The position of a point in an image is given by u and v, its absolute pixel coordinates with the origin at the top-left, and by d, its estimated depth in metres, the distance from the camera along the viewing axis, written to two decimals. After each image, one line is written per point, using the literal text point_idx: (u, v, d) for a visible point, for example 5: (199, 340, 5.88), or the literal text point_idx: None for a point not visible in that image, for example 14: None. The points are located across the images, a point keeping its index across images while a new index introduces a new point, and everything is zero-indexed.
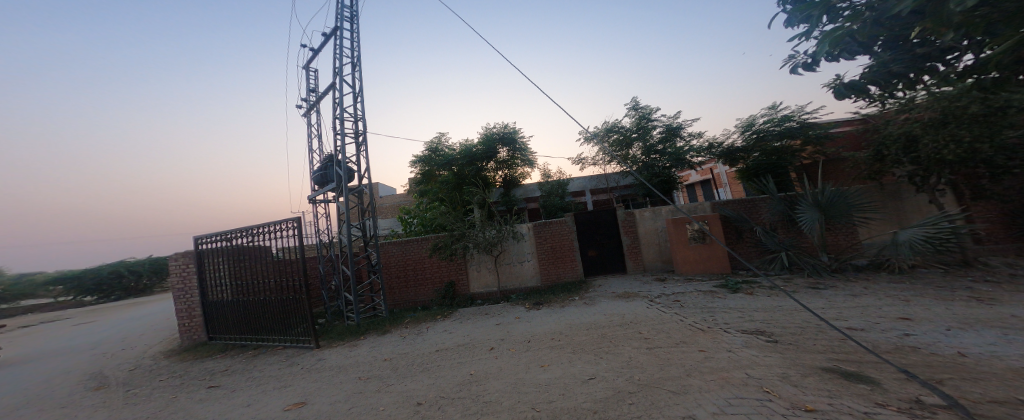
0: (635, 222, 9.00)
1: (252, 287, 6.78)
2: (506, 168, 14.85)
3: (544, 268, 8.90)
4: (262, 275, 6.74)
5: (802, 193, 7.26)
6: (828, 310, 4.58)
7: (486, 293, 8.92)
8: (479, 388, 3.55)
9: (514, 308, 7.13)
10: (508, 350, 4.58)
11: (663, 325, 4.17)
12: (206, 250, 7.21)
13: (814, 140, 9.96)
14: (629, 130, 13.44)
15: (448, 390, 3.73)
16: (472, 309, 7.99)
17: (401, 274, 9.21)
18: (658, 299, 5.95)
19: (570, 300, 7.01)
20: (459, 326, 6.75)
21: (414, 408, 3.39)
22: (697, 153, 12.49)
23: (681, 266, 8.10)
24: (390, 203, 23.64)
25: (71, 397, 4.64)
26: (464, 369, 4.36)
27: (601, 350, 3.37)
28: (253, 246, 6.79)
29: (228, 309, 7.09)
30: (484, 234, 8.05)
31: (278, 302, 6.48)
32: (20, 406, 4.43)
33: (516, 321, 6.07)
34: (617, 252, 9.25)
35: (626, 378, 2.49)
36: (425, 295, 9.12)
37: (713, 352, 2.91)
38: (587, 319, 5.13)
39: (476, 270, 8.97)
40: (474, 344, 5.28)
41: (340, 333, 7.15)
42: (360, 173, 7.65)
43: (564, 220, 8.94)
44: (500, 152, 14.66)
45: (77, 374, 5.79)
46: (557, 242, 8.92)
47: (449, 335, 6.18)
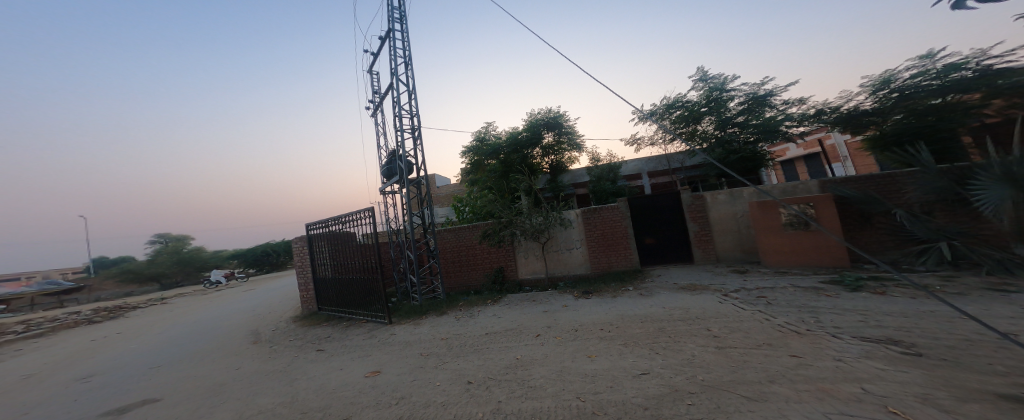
0: (703, 207, 8.24)
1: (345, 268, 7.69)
2: (553, 155, 14.56)
3: (594, 256, 8.62)
4: (349, 257, 7.60)
5: (980, 163, 5.65)
6: (1014, 320, 3.63)
7: (534, 279, 8.96)
8: (524, 373, 3.61)
9: (562, 296, 7.08)
10: (554, 338, 4.55)
11: (740, 323, 3.78)
12: (314, 235, 8.50)
13: (1008, 90, 7.08)
14: (697, 104, 12.22)
15: (495, 372, 3.87)
16: (520, 295, 8.13)
17: (456, 259, 9.76)
18: (733, 294, 5.43)
19: (626, 290, 6.75)
20: (507, 311, 6.92)
21: (464, 386, 3.58)
22: (795, 122, 10.78)
23: (769, 257, 7.21)
24: (446, 192, 25.06)
25: (237, 356, 5.84)
26: (512, 353, 4.45)
27: (663, 345, 3.16)
28: (341, 232, 7.68)
29: (327, 286, 8.25)
30: (531, 221, 7.98)
31: (363, 282, 7.29)
32: (208, 360, 5.75)
33: (564, 309, 6.01)
34: (682, 241, 8.60)
35: (691, 377, 2.31)
36: (476, 279, 9.55)
37: (811, 359, 2.55)
38: (640, 311, 4.90)
39: (523, 257, 9.05)
40: (521, 330, 5.37)
41: (406, 311, 7.82)
42: (418, 166, 8.16)
43: (615, 204, 8.51)
44: (546, 137, 14.38)
45: (241, 337, 7.32)
46: (608, 229, 8.53)
47: (502, 319, 6.37)
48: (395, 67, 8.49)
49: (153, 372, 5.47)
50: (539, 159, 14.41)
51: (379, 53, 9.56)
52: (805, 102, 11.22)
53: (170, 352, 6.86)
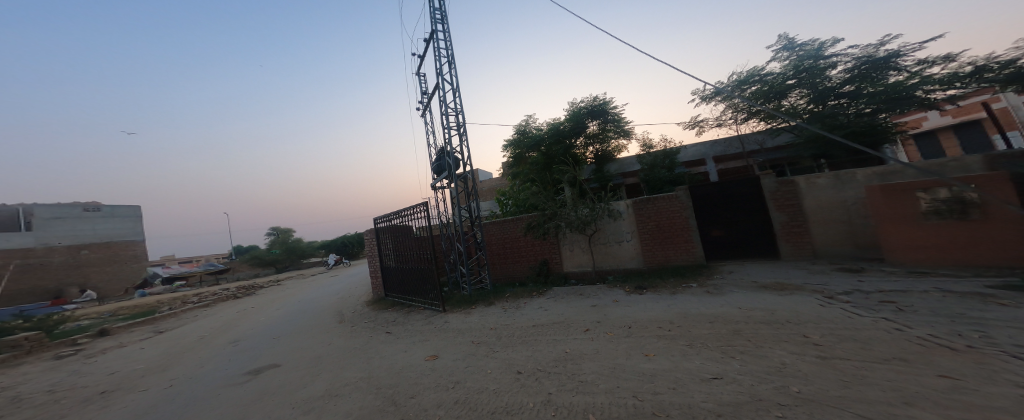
0: (796, 194, 7.20)
1: (408, 257, 9.91)
2: (598, 144, 14.03)
3: (647, 249, 8.16)
4: (410, 248, 9.79)
5: None
6: None
7: (580, 272, 8.81)
8: (575, 366, 3.57)
9: (612, 291, 6.83)
10: (605, 334, 4.41)
11: (848, 331, 3.22)
12: (386, 231, 11.05)
13: None
14: (781, 76, 10.70)
15: (545, 364, 3.86)
16: (566, 288, 8.05)
17: (501, 251, 10.05)
18: (826, 295, 4.72)
19: (688, 286, 6.32)
20: (553, 304, 6.88)
21: (514, 376, 3.66)
22: (937, 84, 8.59)
23: (900, 255, 5.68)
24: (488, 186, 25.63)
25: (326, 350, 6.75)
26: (559, 347, 4.40)
27: (745, 351, 2.84)
28: (403, 226, 9.93)
29: (399, 273, 10.61)
30: (576, 212, 7.78)
31: (423, 269, 9.24)
32: (305, 351, 6.79)
33: (614, 305, 5.79)
34: (757, 234, 7.68)
35: (778, 387, 2.06)
36: (521, 271, 9.70)
37: (974, 382, 2.01)
38: (710, 310, 4.52)
39: (569, 249, 8.92)
40: (570, 323, 5.32)
41: (458, 300, 8.61)
42: (466, 161, 8.50)
43: (674, 192, 7.93)
44: (590, 126, 13.86)
45: (331, 331, 8.51)
46: (663, 220, 8.01)
47: (553, 311, 6.33)
48: (438, 67, 8.97)
49: (269, 356, 6.69)
50: (580, 149, 13.99)
51: (425, 54, 10.17)
52: (956, 61, 8.81)
53: (278, 339, 8.26)
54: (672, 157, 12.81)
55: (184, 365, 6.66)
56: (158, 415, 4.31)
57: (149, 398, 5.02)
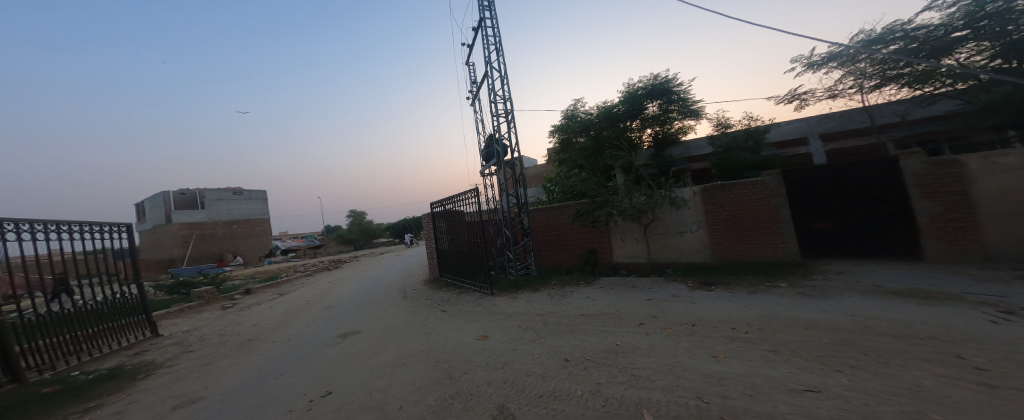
0: (962, 177, 5.46)
1: (459, 240, 10.46)
2: (659, 126, 12.96)
3: (717, 242, 7.48)
4: (461, 232, 10.32)
5: None
6: None
7: (632, 263, 8.43)
8: (627, 360, 3.43)
9: (672, 285, 6.39)
10: (662, 330, 4.18)
11: (1008, 356, 2.53)
12: (440, 214, 11.75)
13: None
14: (934, 30, 7.93)
15: (593, 354, 3.78)
16: (616, 279, 7.79)
17: (547, 238, 10.13)
18: (961, 307, 3.82)
19: (774, 286, 5.63)
20: (602, 294, 6.71)
21: (561, 363, 3.66)
22: None
23: None
24: (533, 172, 25.53)
25: (403, 320, 7.57)
26: (609, 339, 4.27)
27: (858, 366, 2.39)
28: (455, 211, 10.49)
29: (450, 254, 11.30)
30: (631, 200, 7.32)
31: (472, 252, 9.70)
32: (382, 321, 7.68)
33: (673, 300, 5.43)
34: (865, 229, 6.42)
35: (904, 412, 1.71)
36: (567, 260, 9.64)
37: None
38: (801, 315, 3.94)
39: (620, 239, 8.57)
40: (621, 316, 5.12)
41: (505, 285, 8.94)
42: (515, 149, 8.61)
43: (760, 178, 7.05)
44: (648, 108, 12.89)
45: (402, 304, 9.47)
46: (741, 209, 7.22)
47: (607, 301, 6.16)
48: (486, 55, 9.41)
49: (353, 322, 7.74)
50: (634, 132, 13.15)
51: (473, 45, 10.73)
52: None
53: (358, 309, 9.44)
54: (758, 139, 11.35)
55: (291, 324, 8.06)
56: (279, 360, 5.38)
57: (262, 350, 6.11)
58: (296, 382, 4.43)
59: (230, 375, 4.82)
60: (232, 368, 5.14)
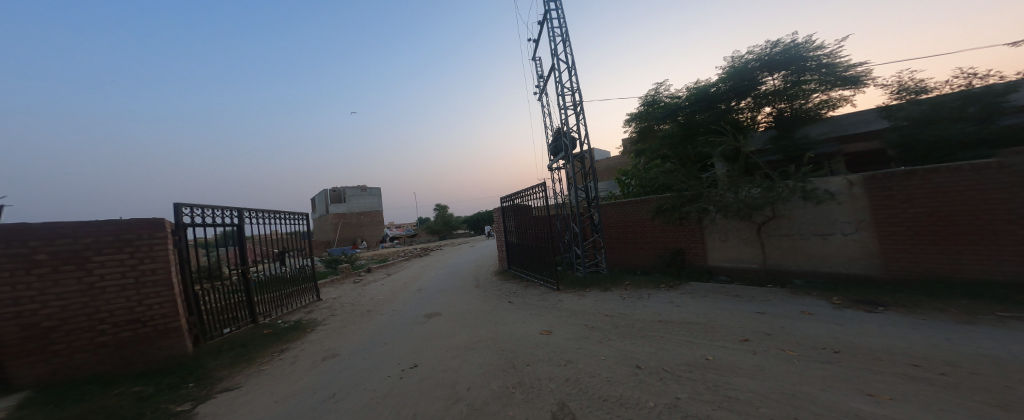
0: None
1: (527, 234, 10.55)
2: (782, 102, 10.21)
3: (889, 253, 5.32)
4: (529, 226, 10.40)
5: None
6: None
7: (733, 268, 7.27)
8: (719, 376, 2.92)
9: (793, 297, 5.22)
10: (775, 350, 3.48)
11: None
12: (508, 207, 11.98)
13: None
14: None
15: (673, 366, 3.37)
16: (708, 285, 6.87)
17: (621, 235, 9.75)
18: None
19: (994, 313, 3.79)
20: (690, 300, 6.14)
21: (632, 371, 3.43)
22: None
23: None
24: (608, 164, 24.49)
25: (482, 308, 8.10)
26: (700, 353, 3.72)
27: None
28: (523, 206, 10.64)
29: (518, 248, 11.61)
30: (740, 193, 5.92)
31: (538, 247, 9.72)
32: (462, 309, 8.28)
33: (791, 316, 4.46)
34: None
35: None
36: (645, 260, 9.03)
37: None
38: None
39: (717, 239, 7.48)
40: (715, 330, 4.52)
41: (571, 282, 8.97)
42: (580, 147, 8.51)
43: (997, 158, 4.39)
44: (765, 83, 10.30)
45: (478, 293, 10.00)
46: (946, 212, 4.76)
47: (700, 316, 5.38)
48: (552, 47, 9.72)
49: (438, 309, 8.63)
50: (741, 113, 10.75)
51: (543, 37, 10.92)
52: None
53: (438, 297, 10.49)
54: (988, 105, 6.73)
55: (385, 310, 9.58)
56: (379, 339, 6.61)
57: (367, 331, 7.50)
58: (391, 360, 5.43)
59: (353, 343, 6.54)
60: (352, 341, 6.77)
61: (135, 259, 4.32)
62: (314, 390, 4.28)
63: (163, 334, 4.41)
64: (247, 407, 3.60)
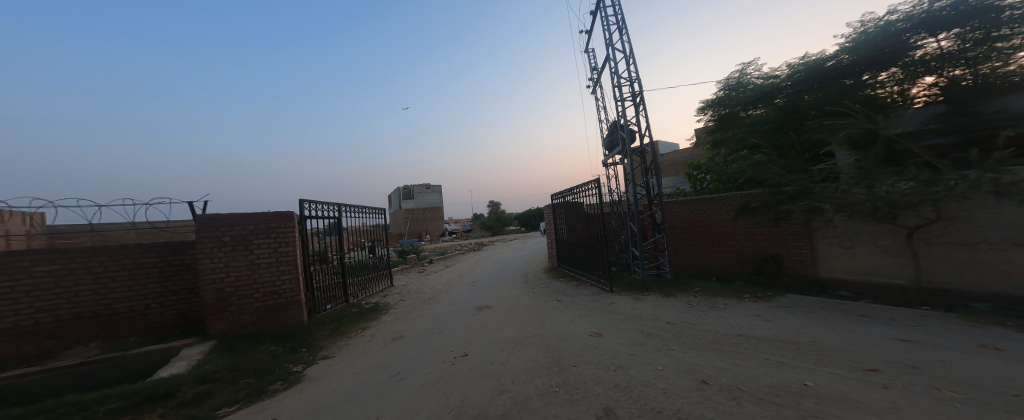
0: None
1: (578, 231, 10.23)
2: (961, 67, 5.47)
3: None
4: (580, 223, 10.08)
5: None
6: None
7: (855, 283, 5.69)
8: (821, 402, 2.36)
9: (931, 321, 4.10)
10: (905, 384, 2.72)
11: None
12: (558, 204, 11.85)
13: None
14: None
15: (754, 387, 2.89)
16: (808, 299, 5.73)
17: (687, 237, 9.21)
18: None
19: None
20: (784, 315, 5.32)
21: (697, 385, 3.10)
22: None
23: None
24: (676, 159, 22.56)
25: (538, 303, 8.03)
26: (797, 377, 3.14)
27: None
28: (574, 202, 10.36)
29: (566, 246, 11.39)
30: (878, 185, 4.42)
31: (590, 245, 9.38)
32: (517, 303, 8.26)
33: (929, 346, 3.51)
34: None
35: None
36: (719, 264, 8.35)
37: None
38: None
39: (828, 244, 6.07)
40: (814, 358, 3.82)
41: (626, 284, 8.85)
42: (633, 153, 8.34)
43: None
44: (923, 46, 5.79)
45: (532, 290, 9.74)
46: None
47: (806, 337, 4.48)
48: (609, 37, 9.57)
49: (493, 302, 8.61)
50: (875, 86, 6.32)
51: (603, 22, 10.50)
52: None
53: (492, 289, 10.70)
54: None
55: (444, 298, 10.12)
56: (438, 325, 6.99)
57: (425, 318, 7.86)
58: (445, 345, 5.60)
59: (415, 327, 7.07)
60: (415, 324, 7.29)
61: (275, 243, 6.12)
62: (376, 371, 4.77)
63: (288, 304, 6.18)
64: (320, 389, 4.27)
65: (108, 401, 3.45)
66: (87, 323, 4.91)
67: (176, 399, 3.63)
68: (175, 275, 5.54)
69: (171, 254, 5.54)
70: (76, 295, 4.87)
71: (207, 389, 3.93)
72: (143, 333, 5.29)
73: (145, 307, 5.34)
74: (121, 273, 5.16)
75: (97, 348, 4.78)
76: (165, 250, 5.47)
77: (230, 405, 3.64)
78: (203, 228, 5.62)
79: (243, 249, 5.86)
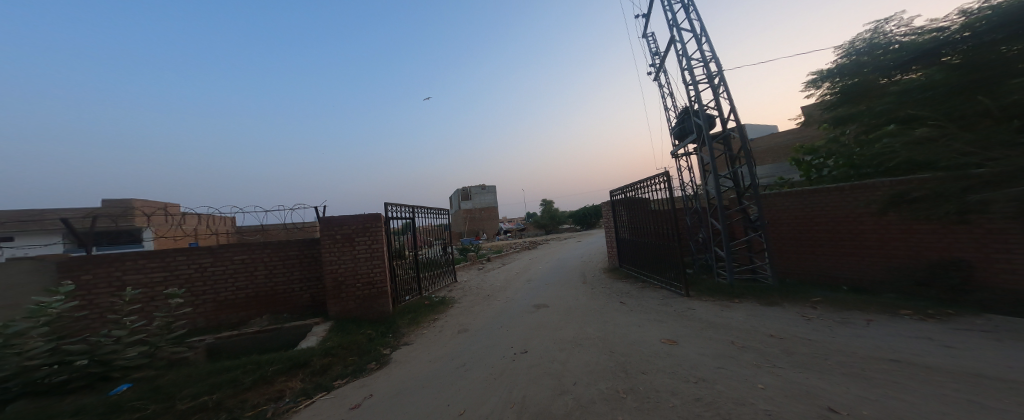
0: None
1: (643, 229, 9.83)
2: None
3: None
4: (646, 221, 9.61)
5: None
6: None
7: None
8: None
9: None
10: None
11: None
12: (619, 200, 11.59)
13: None
14: None
15: None
16: (998, 325, 4.21)
17: (795, 236, 7.82)
18: None
19: None
20: (969, 346, 3.89)
21: (821, 413, 2.39)
22: None
23: None
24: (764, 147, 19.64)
25: (607, 305, 7.57)
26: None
27: None
28: (638, 200, 9.94)
29: (630, 245, 11.00)
30: None
31: (659, 244, 8.89)
32: (584, 303, 7.89)
33: None
34: None
35: None
36: (848, 270, 6.89)
37: None
38: None
39: None
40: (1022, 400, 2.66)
41: (706, 289, 7.95)
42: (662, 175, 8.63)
43: None
44: None
45: (597, 289, 9.35)
46: None
47: (1016, 374, 3.16)
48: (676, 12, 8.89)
49: (558, 301, 8.45)
50: None
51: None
52: None
53: (553, 286, 10.66)
54: None
55: (504, 293, 10.30)
56: (501, 320, 7.23)
57: (488, 313, 8.08)
58: (507, 341, 5.71)
59: (479, 321, 7.40)
60: (480, 318, 7.61)
61: (371, 240, 7.42)
62: (448, 360, 5.15)
63: (378, 294, 7.40)
64: (396, 375, 4.77)
65: (276, 363, 4.90)
66: (260, 300, 7.25)
67: (310, 368, 4.89)
68: (308, 266, 7.59)
69: (307, 249, 7.60)
70: (257, 278, 7.26)
71: (329, 362, 5.10)
72: (291, 309, 7.45)
73: (290, 290, 7.50)
74: (279, 264, 7.39)
75: (265, 319, 7.02)
76: (302, 246, 7.54)
77: (342, 378, 4.69)
78: (324, 227, 7.23)
79: (348, 245, 7.30)
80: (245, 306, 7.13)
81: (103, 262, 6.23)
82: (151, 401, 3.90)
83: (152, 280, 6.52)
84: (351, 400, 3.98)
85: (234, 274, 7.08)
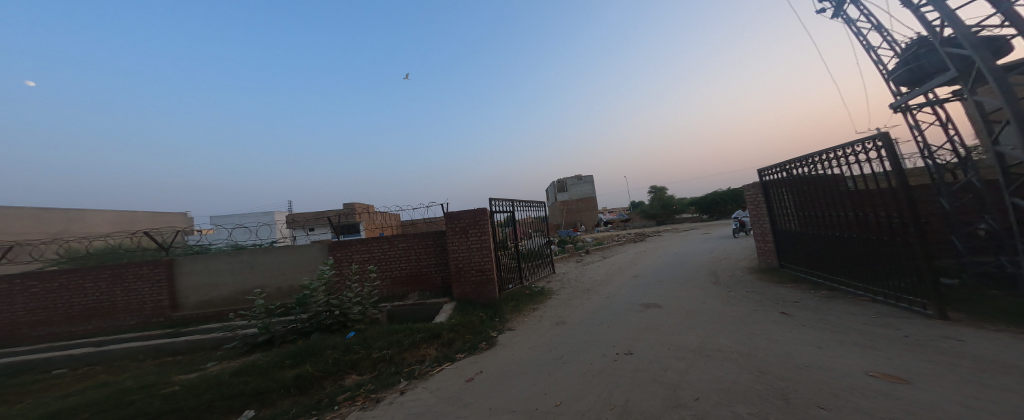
0: None
1: (831, 221, 7.01)
2: None
3: None
4: (840, 207, 6.68)
5: None
6: None
7: None
8: None
9: None
10: None
11: None
12: (771, 182, 9.19)
13: None
14: None
15: None
16: None
17: None
18: None
19: None
20: None
21: None
22: None
23: None
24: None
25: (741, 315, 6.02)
26: None
27: None
28: (824, 177, 6.98)
29: (802, 239, 8.15)
30: None
31: (863, 240, 6.13)
32: (706, 309, 6.59)
33: None
34: None
35: None
36: None
37: None
38: None
39: None
40: None
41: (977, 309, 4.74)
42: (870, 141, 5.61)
43: None
44: None
45: (724, 294, 7.72)
46: None
47: None
48: None
49: (685, 306, 7.07)
50: None
51: None
52: None
53: (667, 284, 9.59)
54: None
55: (607, 288, 10.15)
56: (600, 316, 7.10)
57: (589, 306, 8.09)
58: (608, 339, 5.44)
59: (588, 314, 7.41)
60: (587, 312, 7.64)
61: (481, 233, 8.88)
62: (546, 350, 5.30)
63: (487, 282, 8.85)
64: (512, 353, 5.46)
65: (420, 332, 6.29)
66: (414, 279, 9.78)
67: (441, 340, 6.10)
68: (438, 254, 9.70)
69: (437, 240, 9.72)
70: (410, 262, 9.79)
71: (453, 337, 6.23)
72: (431, 288, 9.74)
73: (430, 272, 9.78)
74: (422, 252, 9.73)
75: (415, 295, 9.49)
76: (437, 236, 9.68)
77: (461, 353, 5.63)
78: (448, 222, 9.05)
79: (463, 236, 8.99)
80: (405, 283, 9.79)
81: (343, 245, 9.82)
82: (362, 347, 5.77)
83: (363, 259, 9.78)
84: (467, 373, 4.71)
85: (400, 257, 9.77)
